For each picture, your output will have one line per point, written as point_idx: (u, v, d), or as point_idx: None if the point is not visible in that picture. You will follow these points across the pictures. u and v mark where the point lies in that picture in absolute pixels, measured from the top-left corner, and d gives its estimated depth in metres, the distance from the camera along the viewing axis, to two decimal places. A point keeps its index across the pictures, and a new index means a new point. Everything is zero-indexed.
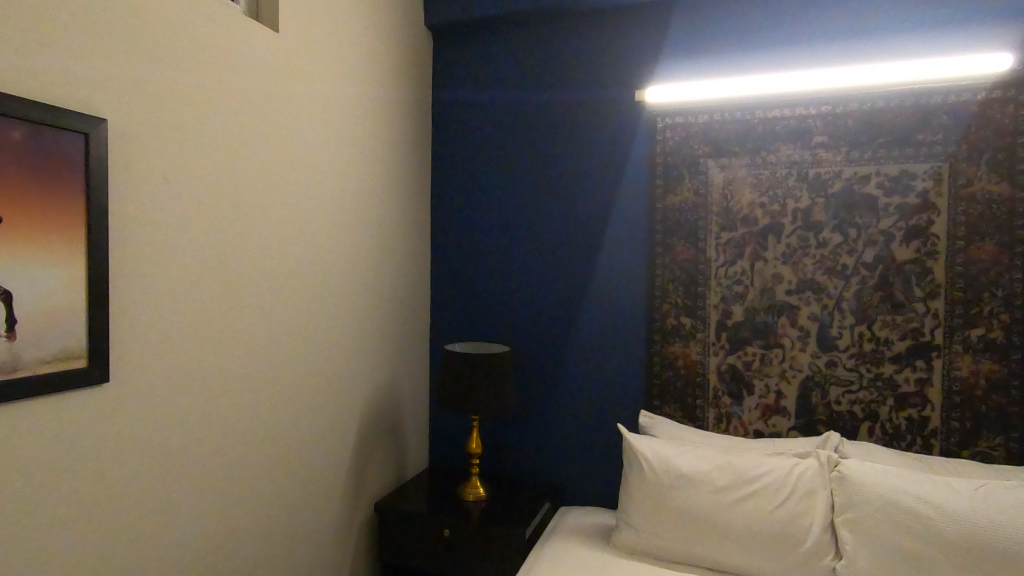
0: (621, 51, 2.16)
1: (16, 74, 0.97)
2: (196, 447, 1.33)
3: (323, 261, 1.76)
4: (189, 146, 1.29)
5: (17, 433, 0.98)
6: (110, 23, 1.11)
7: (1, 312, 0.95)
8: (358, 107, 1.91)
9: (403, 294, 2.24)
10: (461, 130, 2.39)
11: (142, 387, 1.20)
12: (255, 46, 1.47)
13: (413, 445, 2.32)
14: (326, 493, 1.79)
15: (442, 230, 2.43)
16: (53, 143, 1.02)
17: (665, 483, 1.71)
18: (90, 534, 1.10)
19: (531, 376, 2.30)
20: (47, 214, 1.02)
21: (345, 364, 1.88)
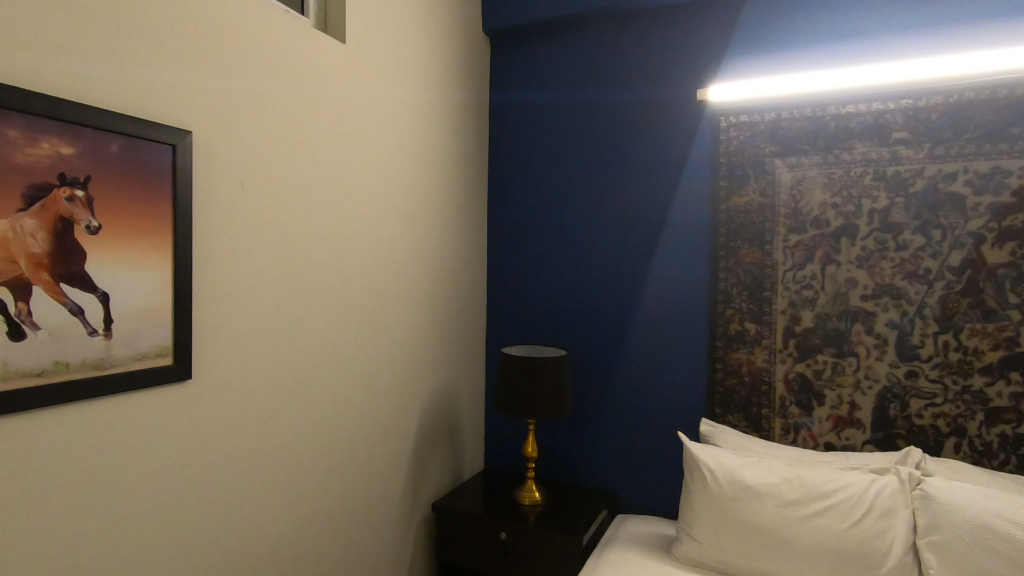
0: (681, 50, 2.11)
1: (114, 91, 1.05)
2: (266, 443, 1.39)
3: (385, 265, 1.81)
4: (264, 155, 1.36)
5: (111, 423, 1.06)
6: (193, 41, 1.19)
7: (99, 312, 1.03)
8: (419, 114, 1.96)
9: (461, 296, 2.26)
10: (518, 133, 2.40)
11: (219, 384, 1.27)
12: (323, 58, 1.53)
13: (469, 446, 2.34)
14: (386, 491, 1.83)
15: (499, 233, 2.45)
16: (145, 155, 1.10)
17: (729, 494, 1.65)
18: (170, 521, 1.17)
19: (587, 381, 2.28)
20: (140, 220, 1.09)
21: (405, 363, 1.92)
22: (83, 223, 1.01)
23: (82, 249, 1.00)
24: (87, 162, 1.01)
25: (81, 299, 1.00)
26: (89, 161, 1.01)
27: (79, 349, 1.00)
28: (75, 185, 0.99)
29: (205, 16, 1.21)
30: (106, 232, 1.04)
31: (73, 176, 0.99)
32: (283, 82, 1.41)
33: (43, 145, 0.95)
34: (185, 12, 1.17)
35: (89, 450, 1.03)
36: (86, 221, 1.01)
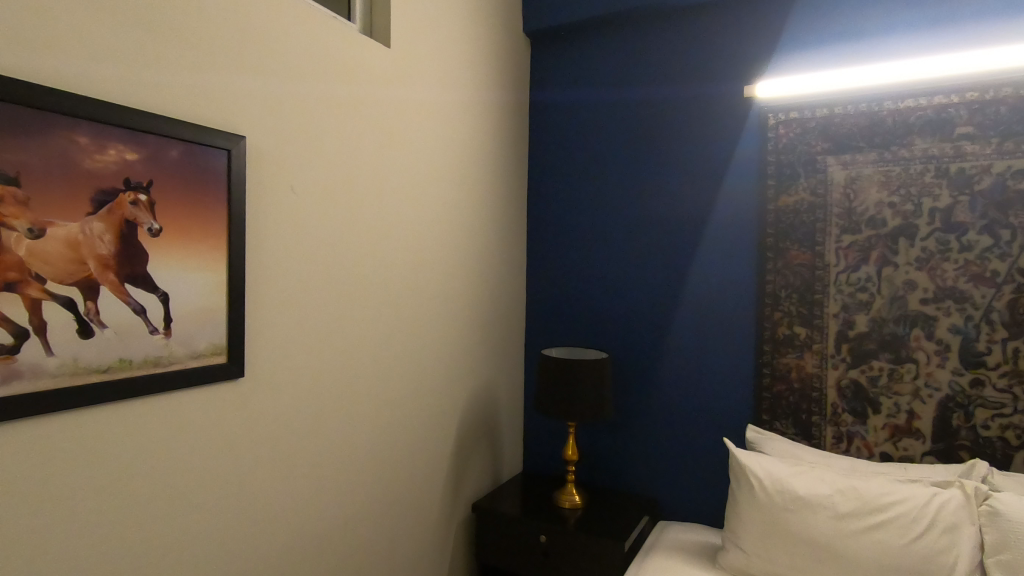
0: (727, 45, 2.06)
1: (174, 98, 1.09)
2: (313, 440, 1.42)
3: (428, 266, 1.82)
4: (312, 158, 1.39)
5: (170, 418, 1.10)
6: (246, 49, 1.23)
7: (159, 311, 1.07)
8: (461, 116, 1.97)
9: (501, 297, 2.27)
10: (558, 134, 2.39)
11: (269, 382, 1.30)
12: (369, 62, 1.56)
13: (508, 447, 2.34)
14: (427, 490, 1.85)
15: (539, 234, 2.44)
16: (202, 160, 1.14)
17: (779, 504, 1.59)
18: (222, 515, 1.21)
19: (629, 384, 2.24)
20: (197, 223, 1.13)
21: (447, 364, 1.93)
22: (145, 226, 1.05)
23: (144, 250, 1.05)
24: (149, 167, 1.05)
25: (143, 298, 1.04)
26: (151, 166, 1.05)
27: (141, 347, 1.04)
28: (139, 190, 1.04)
29: (257, 24, 1.25)
30: (167, 234, 1.08)
31: (136, 181, 1.03)
32: (330, 87, 1.44)
33: (110, 151, 0.99)
34: (239, 21, 1.21)
35: (149, 444, 1.07)
36: (148, 223, 1.05)
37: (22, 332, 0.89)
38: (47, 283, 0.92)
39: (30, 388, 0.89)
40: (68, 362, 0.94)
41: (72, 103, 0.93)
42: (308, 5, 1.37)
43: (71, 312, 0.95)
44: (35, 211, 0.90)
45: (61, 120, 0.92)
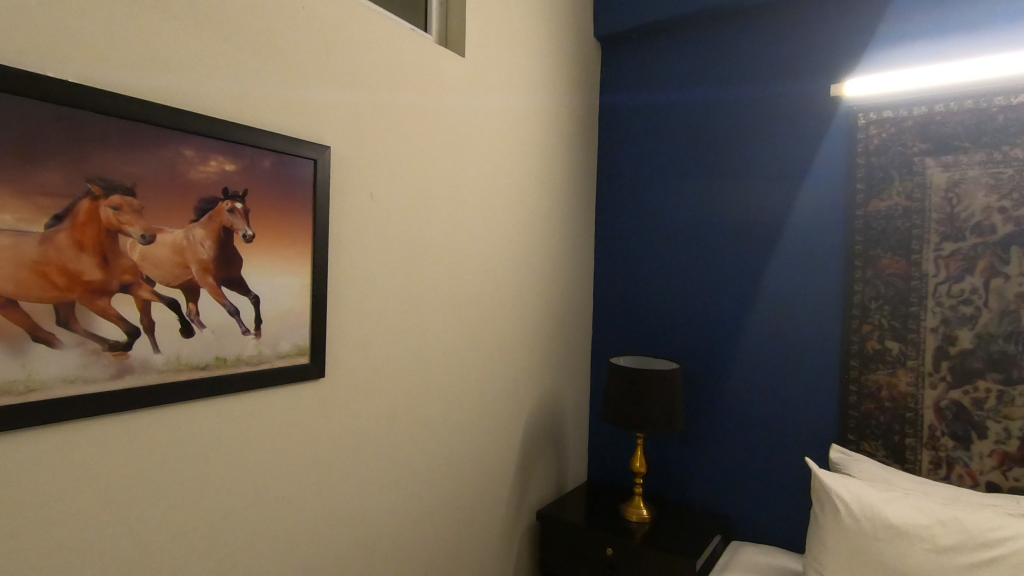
0: (812, 42, 1.96)
1: (266, 112, 1.15)
2: (386, 442, 1.46)
3: (499, 271, 1.83)
4: (390, 166, 1.43)
5: (258, 414, 1.16)
6: (332, 63, 1.28)
7: (250, 313, 1.13)
8: (532, 122, 1.97)
9: (568, 303, 2.25)
10: (629, 138, 2.35)
11: (348, 382, 1.35)
12: (445, 71, 1.59)
13: (573, 455, 2.31)
14: (494, 495, 1.85)
15: (607, 240, 2.41)
16: (291, 170, 1.19)
17: (868, 531, 1.48)
18: (300, 510, 1.25)
19: (701, 396, 2.17)
20: (286, 230, 1.19)
21: (515, 369, 1.93)
22: (240, 232, 1.11)
23: (238, 256, 1.11)
24: (245, 177, 1.12)
25: (236, 301, 1.11)
26: (247, 176, 1.12)
27: (235, 346, 1.11)
28: (235, 199, 1.10)
29: (342, 38, 1.30)
30: (258, 240, 1.15)
31: (233, 190, 1.10)
32: (407, 97, 1.47)
33: (212, 163, 1.06)
34: (325, 36, 1.26)
35: (239, 437, 1.13)
36: (243, 230, 1.12)
37: (134, 330, 0.96)
38: (155, 285, 0.99)
39: (138, 383, 0.96)
40: (171, 359, 1.01)
41: (181, 119, 1.00)
42: (388, 18, 1.42)
43: (175, 313, 1.02)
44: (147, 219, 0.98)
45: (171, 134, 1.00)
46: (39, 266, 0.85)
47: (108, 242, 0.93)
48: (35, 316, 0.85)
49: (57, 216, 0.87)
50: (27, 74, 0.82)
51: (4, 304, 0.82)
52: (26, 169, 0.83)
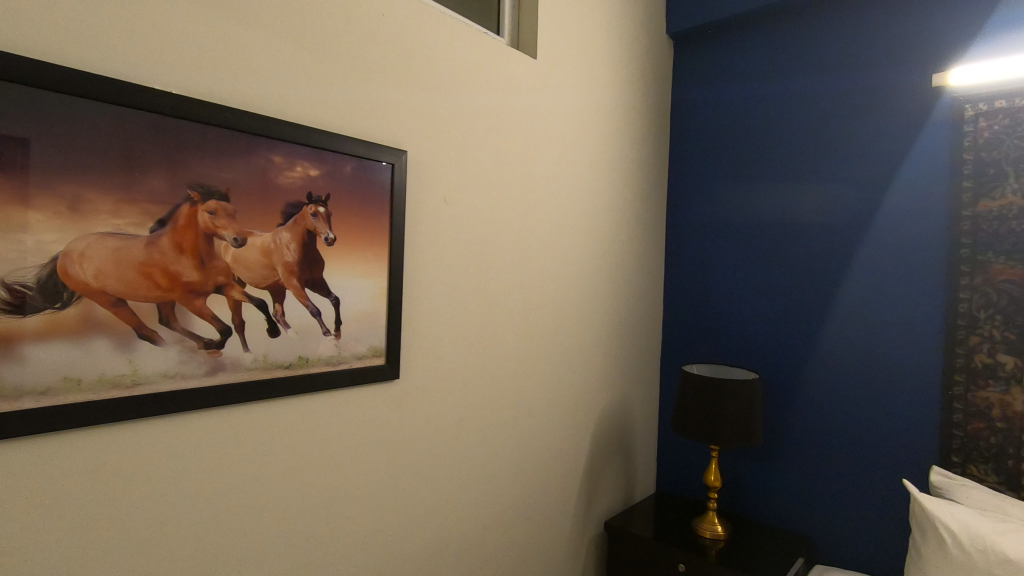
0: (910, 29, 1.81)
1: (348, 119, 1.18)
2: (458, 445, 1.46)
3: (569, 275, 1.80)
4: (463, 169, 1.44)
5: (337, 414, 1.19)
6: (409, 69, 1.30)
7: (331, 315, 1.16)
8: (603, 124, 1.93)
9: (638, 308, 2.18)
10: (703, 138, 2.26)
11: (422, 384, 1.36)
12: (518, 74, 1.58)
13: (642, 465, 2.24)
14: (562, 502, 1.82)
15: (679, 243, 2.33)
16: (370, 175, 1.22)
17: (980, 564, 1.34)
18: (376, 509, 1.27)
19: (782, 409, 2.05)
20: (365, 233, 1.22)
21: (584, 375, 1.89)
22: (323, 235, 1.15)
23: (321, 258, 1.15)
24: (328, 182, 1.15)
25: (319, 302, 1.14)
26: (330, 181, 1.15)
27: (316, 347, 1.14)
28: (319, 203, 1.13)
29: (417, 44, 1.32)
30: (340, 244, 1.18)
31: (317, 194, 1.13)
32: (480, 99, 1.47)
33: (298, 168, 1.09)
34: (401, 42, 1.28)
35: (319, 435, 1.16)
36: (325, 233, 1.15)
37: (227, 329, 1.00)
38: (246, 287, 1.03)
39: (229, 379, 1.01)
40: (258, 357, 1.05)
41: (270, 127, 1.04)
42: (463, 24, 1.42)
43: (263, 313, 1.06)
44: (239, 222, 1.02)
45: (261, 142, 1.04)
46: (145, 267, 0.90)
47: (204, 245, 0.98)
48: (142, 314, 0.90)
49: (160, 220, 0.92)
50: (134, 87, 0.87)
51: (115, 302, 0.87)
52: (133, 175, 0.88)
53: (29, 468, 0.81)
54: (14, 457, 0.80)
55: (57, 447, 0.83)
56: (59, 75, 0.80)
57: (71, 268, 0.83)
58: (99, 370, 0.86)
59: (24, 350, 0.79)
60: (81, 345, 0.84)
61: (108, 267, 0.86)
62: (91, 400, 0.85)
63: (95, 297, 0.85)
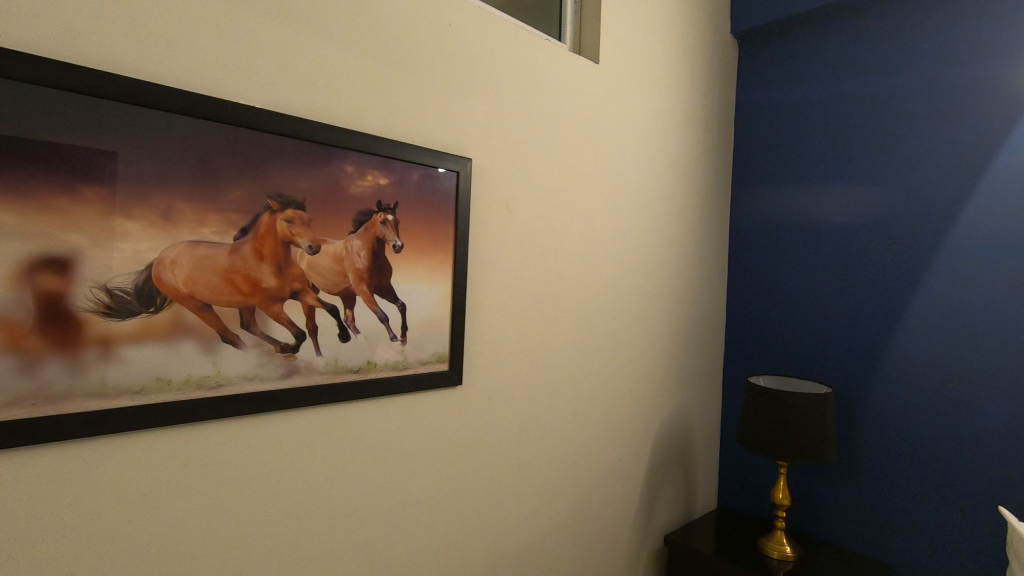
0: (1005, 19, 1.67)
1: (415, 129, 1.21)
2: (519, 451, 1.45)
3: (630, 280, 1.76)
4: (526, 175, 1.43)
5: (403, 418, 1.20)
6: (474, 77, 1.31)
7: (398, 320, 1.18)
8: (665, 126, 1.88)
9: (700, 315, 2.12)
10: (769, 139, 2.18)
11: (484, 390, 1.36)
12: (579, 78, 1.56)
13: (703, 478, 2.17)
14: (621, 513, 1.78)
15: (744, 248, 2.24)
16: (436, 182, 1.23)
17: None
18: (439, 513, 1.28)
19: (857, 424, 1.93)
20: (431, 240, 1.23)
21: (644, 383, 1.85)
22: (391, 242, 1.17)
23: (389, 265, 1.17)
24: (397, 191, 1.17)
25: (387, 308, 1.16)
26: (398, 189, 1.17)
27: (384, 352, 1.16)
28: (388, 211, 1.16)
29: (481, 52, 1.32)
30: (407, 251, 1.20)
31: (386, 203, 1.15)
32: (542, 106, 1.47)
33: (368, 177, 1.12)
34: (466, 51, 1.30)
35: (385, 439, 1.18)
36: (393, 241, 1.17)
37: (301, 333, 1.04)
38: (319, 292, 1.07)
39: (303, 382, 1.04)
40: (330, 362, 1.08)
41: (343, 137, 1.07)
42: (526, 30, 1.43)
43: (335, 318, 1.09)
44: (314, 230, 1.05)
45: (335, 152, 1.07)
46: (228, 273, 0.95)
47: (282, 253, 1.01)
48: (225, 318, 0.94)
49: (243, 229, 0.96)
50: (220, 102, 0.92)
51: (201, 307, 0.92)
52: (217, 186, 0.93)
53: (123, 463, 0.86)
54: (110, 453, 0.85)
55: (147, 445, 0.88)
56: (155, 93, 0.85)
57: (164, 274, 0.88)
58: (186, 371, 0.90)
59: (122, 351, 0.84)
60: (171, 347, 0.88)
61: (197, 273, 0.91)
62: (178, 400, 0.89)
63: (184, 302, 0.90)
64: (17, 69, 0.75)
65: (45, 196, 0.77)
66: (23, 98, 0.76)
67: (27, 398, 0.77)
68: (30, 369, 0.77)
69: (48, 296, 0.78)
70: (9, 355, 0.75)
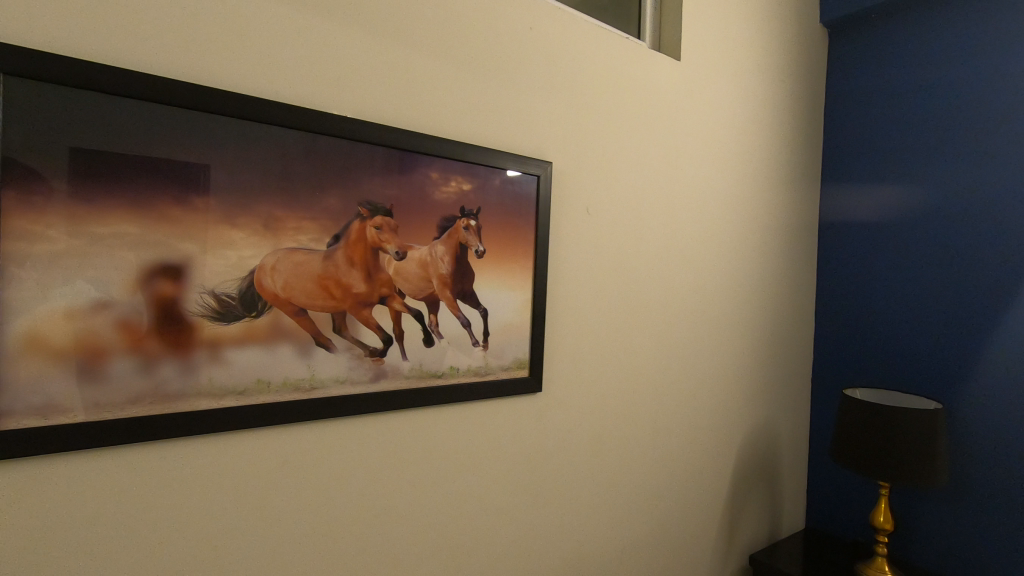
0: None
1: (495, 134, 1.20)
2: (596, 460, 1.41)
3: (712, 284, 1.68)
4: (605, 177, 1.39)
5: (484, 424, 1.20)
6: (553, 79, 1.29)
7: (480, 326, 1.18)
8: (749, 122, 1.78)
9: (787, 322, 1.99)
10: (863, 132, 2.02)
11: (562, 397, 1.33)
12: (660, 75, 1.51)
13: (789, 495, 2.04)
14: (702, 529, 1.69)
15: (834, 250, 2.08)
16: (518, 187, 1.22)
17: None
18: (516, 521, 1.26)
19: (969, 444, 1.74)
20: (512, 245, 1.22)
21: (727, 393, 1.75)
22: (473, 248, 1.17)
23: (472, 270, 1.17)
24: (479, 196, 1.17)
25: (469, 313, 1.16)
26: (480, 194, 1.17)
27: (466, 357, 1.16)
28: (470, 216, 1.16)
29: (560, 54, 1.30)
30: (488, 256, 1.19)
31: (469, 208, 1.15)
32: (620, 105, 1.42)
33: (452, 183, 1.13)
34: (546, 53, 1.28)
35: (466, 445, 1.17)
36: (476, 246, 1.17)
37: (388, 338, 1.05)
38: (405, 297, 1.08)
39: (390, 386, 1.05)
40: (415, 366, 1.09)
41: (428, 144, 1.08)
42: (605, 29, 1.39)
43: (419, 323, 1.10)
44: (401, 237, 1.07)
45: (421, 159, 1.08)
46: (322, 279, 0.97)
47: (371, 259, 1.03)
48: (318, 323, 0.97)
49: (335, 236, 0.99)
50: (315, 113, 0.95)
51: (297, 311, 0.95)
52: (313, 195, 0.96)
53: (225, 461, 0.90)
54: (214, 450, 0.89)
55: (247, 444, 0.92)
56: (257, 106, 0.89)
57: (264, 280, 0.91)
58: (283, 373, 0.93)
59: (227, 353, 0.88)
60: (270, 349, 0.92)
61: (294, 278, 0.94)
62: (276, 401, 0.93)
63: (282, 306, 0.93)
64: (135, 87, 0.80)
65: (158, 206, 0.82)
66: (140, 114, 0.81)
67: (144, 397, 0.81)
68: (147, 369, 0.81)
69: (164, 300, 0.83)
70: (130, 356, 0.80)
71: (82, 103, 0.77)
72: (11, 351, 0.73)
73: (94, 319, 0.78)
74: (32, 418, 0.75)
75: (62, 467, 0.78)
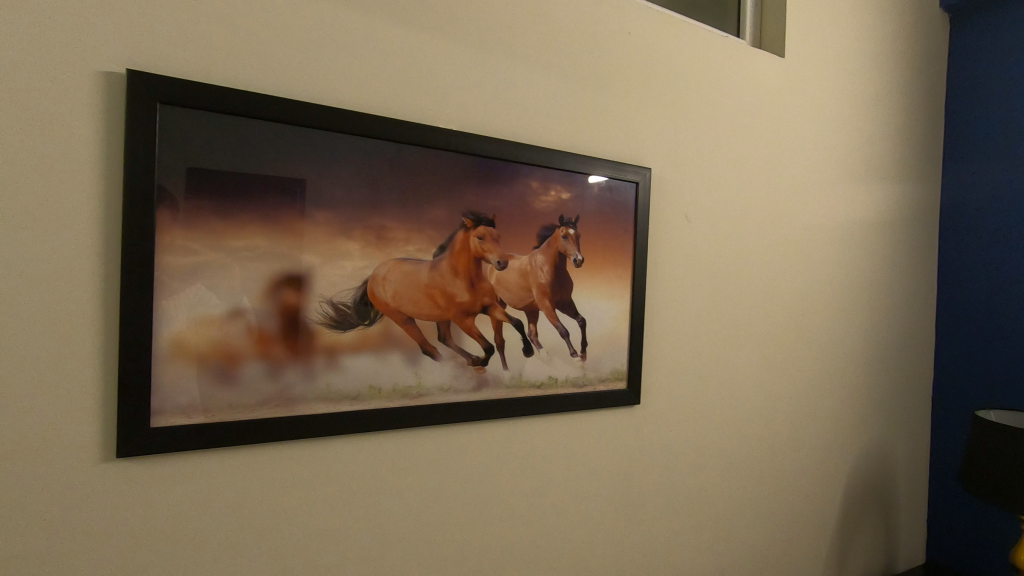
0: None
1: (593, 142, 1.18)
2: (697, 476, 1.35)
3: (818, 292, 1.56)
4: (704, 183, 1.34)
5: (583, 436, 1.18)
6: (651, 84, 1.26)
7: (578, 336, 1.16)
8: (859, 118, 1.66)
9: (903, 333, 1.82)
10: (992, 124, 1.81)
11: (661, 410, 1.29)
12: (762, 74, 1.43)
13: (907, 522, 1.86)
14: (810, 555, 1.58)
15: (958, 256, 1.89)
16: (616, 194, 1.20)
17: None
18: (616, 535, 1.23)
19: None
20: (610, 254, 1.20)
21: (835, 410, 1.62)
22: (572, 256, 1.15)
23: (570, 280, 1.16)
24: (578, 204, 1.16)
25: (568, 323, 1.15)
26: (579, 202, 1.16)
27: (565, 368, 1.14)
28: (569, 225, 1.15)
29: (657, 57, 1.27)
30: (587, 265, 1.17)
31: (568, 217, 1.15)
32: (720, 107, 1.36)
33: (551, 193, 1.12)
34: (643, 58, 1.25)
35: (565, 456, 1.16)
36: (575, 255, 1.16)
37: (490, 347, 1.06)
38: (505, 307, 1.08)
39: (492, 395, 1.06)
40: (516, 376, 1.09)
41: (528, 154, 1.08)
42: (705, 29, 1.34)
43: (519, 332, 1.10)
44: (502, 246, 1.08)
45: (521, 169, 1.08)
46: (428, 288, 1.00)
47: (474, 268, 1.05)
48: (425, 331, 0.99)
49: (441, 246, 1.01)
50: (423, 129, 0.98)
51: (406, 320, 0.98)
52: (421, 207, 0.98)
53: (340, 464, 0.94)
54: (331, 454, 0.93)
55: (360, 448, 0.95)
56: (370, 124, 0.93)
57: (376, 289, 0.95)
58: (394, 379, 0.96)
59: (343, 359, 0.92)
60: (382, 356, 0.95)
61: (403, 288, 0.97)
62: (386, 408, 0.95)
63: (392, 315, 0.96)
64: (265, 110, 0.85)
65: (285, 221, 0.87)
66: (269, 135, 0.86)
67: (272, 399, 0.87)
68: (275, 374, 0.87)
69: (289, 308, 0.88)
70: (260, 361, 0.86)
71: (220, 127, 0.83)
72: (162, 355, 0.80)
73: (230, 327, 0.84)
74: (179, 417, 0.81)
75: (199, 464, 0.84)
